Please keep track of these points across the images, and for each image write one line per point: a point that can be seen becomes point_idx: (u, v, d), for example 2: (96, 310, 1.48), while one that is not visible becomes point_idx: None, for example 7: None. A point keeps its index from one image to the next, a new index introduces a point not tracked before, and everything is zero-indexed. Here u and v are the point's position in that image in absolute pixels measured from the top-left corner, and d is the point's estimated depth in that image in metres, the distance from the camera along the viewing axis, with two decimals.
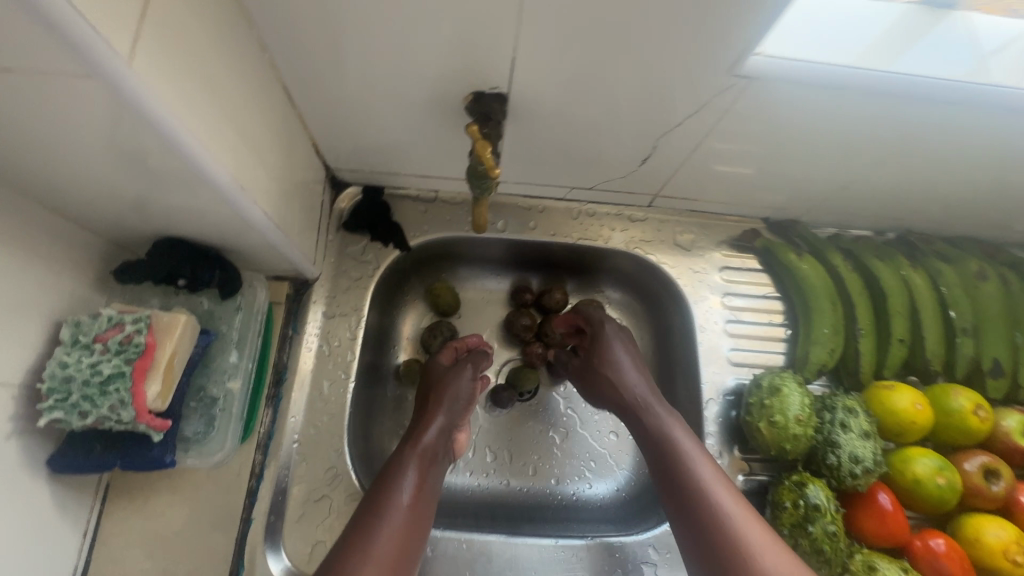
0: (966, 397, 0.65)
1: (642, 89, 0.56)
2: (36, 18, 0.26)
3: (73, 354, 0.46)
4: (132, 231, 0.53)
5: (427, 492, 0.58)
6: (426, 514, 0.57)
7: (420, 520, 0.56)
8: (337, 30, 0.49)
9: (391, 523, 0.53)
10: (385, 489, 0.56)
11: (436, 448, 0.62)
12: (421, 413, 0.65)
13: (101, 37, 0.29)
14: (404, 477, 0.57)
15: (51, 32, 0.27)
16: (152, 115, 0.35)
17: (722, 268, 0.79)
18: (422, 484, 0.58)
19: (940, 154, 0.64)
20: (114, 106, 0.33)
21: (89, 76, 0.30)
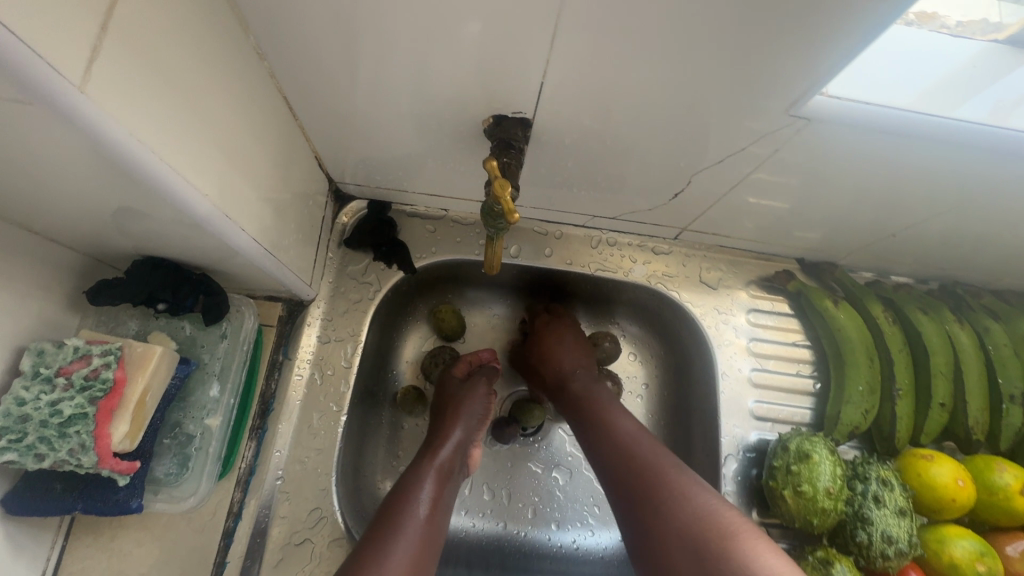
0: (1013, 474, 0.59)
1: (682, 119, 0.50)
2: None
3: (32, 388, 0.41)
4: (110, 248, 0.48)
5: (444, 510, 0.53)
6: (440, 534, 0.52)
7: (436, 537, 0.50)
8: (345, 39, 0.44)
9: (409, 534, 0.48)
10: (402, 501, 0.51)
11: (452, 464, 0.58)
12: (436, 430, 0.62)
13: (39, 59, 0.24)
14: (422, 489, 0.53)
15: None
16: (112, 143, 0.29)
17: (749, 310, 0.73)
18: (439, 499, 0.53)
19: (1004, 206, 0.58)
20: (66, 134, 0.28)
21: (29, 103, 0.25)
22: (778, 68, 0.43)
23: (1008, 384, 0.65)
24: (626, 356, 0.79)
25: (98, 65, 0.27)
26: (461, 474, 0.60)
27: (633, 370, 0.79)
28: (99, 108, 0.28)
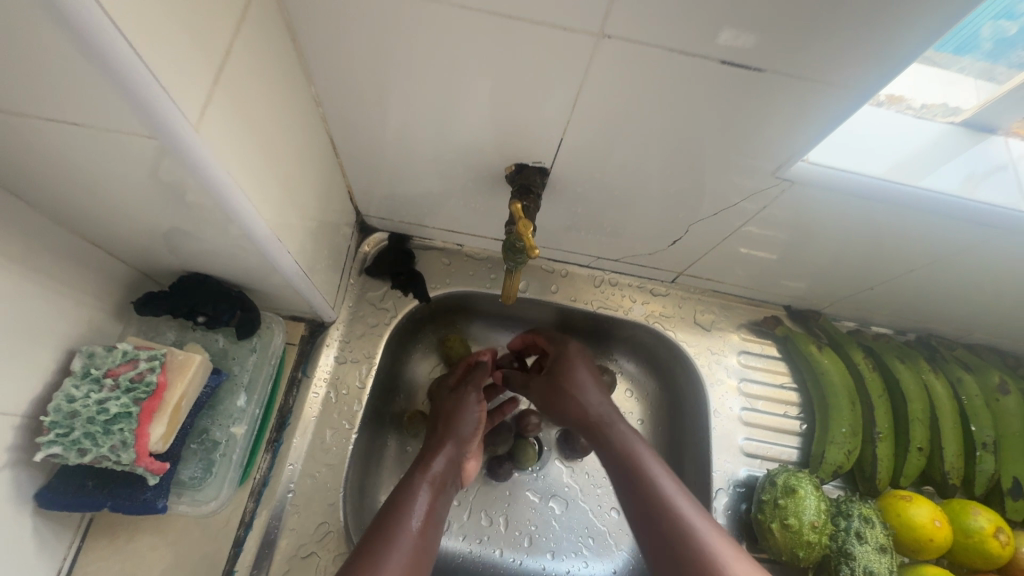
0: (986, 517, 0.62)
1: (680, 175, 0.57)
2: (116, 84, 0.27)
3: (81, 387, 0.44)
4: (161, 264, 0.53)
5: (437, 523, 0.56)
6: (432, 547, 0.54)
7: (428, 551, 0.53)
8: (390, 93, 0.51)
9: (401, 550, 0.50)
10: (395, 512, 0.54)
11: (444, 478, 0.60)
12: (430, 444, 0.64)
13: (173, 102, 0.30)
14: (412, 505, 0.55)
15: (127, 96, 0.28)
16: (209, 173, 0.35)
17: (740, 352, 0.78)
18: (430, 513, 0.56)
19: (969, 266, 0.64)
20: (173, 163, 0.34)
21: (154, 137, 0.31)
22: (764, 137, 0.50)
23: (981, 432, 0.70)
24: (623, 391, 0.83)
25: (209, 111, 0.33)
26: (455, 488, 0.63)
27: (630, 407, 0.82)
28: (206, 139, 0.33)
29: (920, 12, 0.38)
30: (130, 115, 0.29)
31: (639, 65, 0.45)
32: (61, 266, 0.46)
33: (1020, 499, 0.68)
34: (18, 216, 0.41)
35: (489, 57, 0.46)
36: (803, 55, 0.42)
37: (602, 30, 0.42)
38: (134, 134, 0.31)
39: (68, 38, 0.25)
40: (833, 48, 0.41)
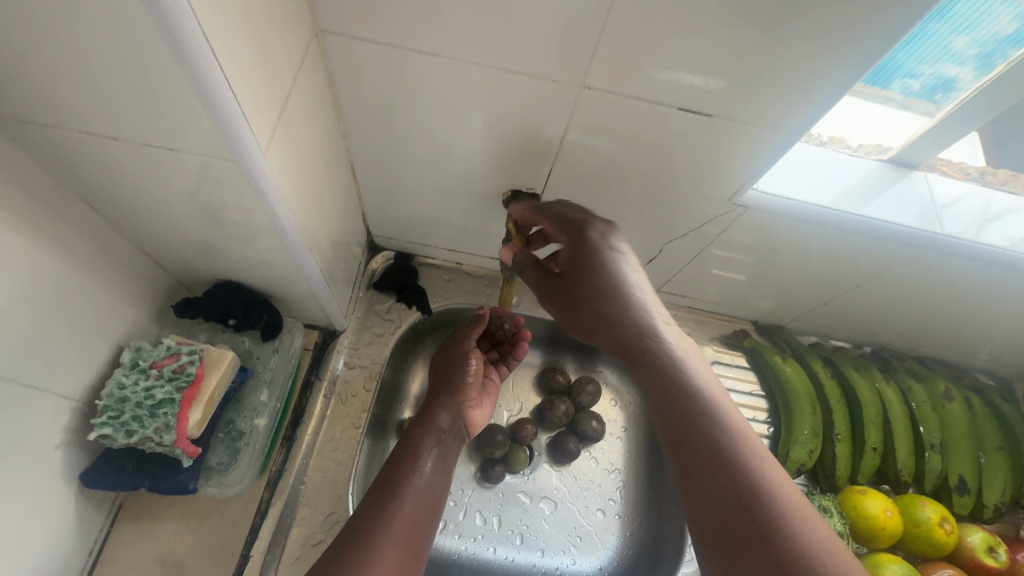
0: (932, 509, 0.69)
1: (653, 201, 0.66)
2: (219, 123, 0.37)
3: (131, 376, 0.51)
4: (198, 273, 0.60)
5: (443, 470, 0.63)
6: (440, 491, 0.61)
7: (435, 496, 0.60)
8: (405, 128, 0.60)
9: (411, 498, 0.57)
10: (397, 468, 0.60)
11: (444, 431, 0.66)
12: (432, 400, 0.71)
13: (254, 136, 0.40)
14: (414, 459, 0.61)
15: (223, 132, 0.38)
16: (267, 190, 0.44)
17: (714, 361, 0.85)
18: (436, 464, 0.62)
19: (907, 283, 0.74)
20: (240, 180, 0.43)
21: (235, 160, 0.40)
22: (720, 169, 0.60)
23: (929, 434, 0.77)
24: (608, 400, 0.91)
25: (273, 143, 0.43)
26: (459, 438, 0.69)
27: (614, 415, 0.90)
28: (266, 165, 0.42)
29: (832, 74, 0.48)
30: (219, 141, 0.38)
31: (614, 109, 0.54)
32: (117, 270, 0.53)
33: (965, 495, 0.75)
34: (90, 226, 0.49)
35: (491, 101, 0.55)
36: (745, 104, 0.52)
37: (584, 82, 0.52)
38: (219, 157, 0.40)
39: (189, 87, 0.34)
40: (767, 99, 0.51)
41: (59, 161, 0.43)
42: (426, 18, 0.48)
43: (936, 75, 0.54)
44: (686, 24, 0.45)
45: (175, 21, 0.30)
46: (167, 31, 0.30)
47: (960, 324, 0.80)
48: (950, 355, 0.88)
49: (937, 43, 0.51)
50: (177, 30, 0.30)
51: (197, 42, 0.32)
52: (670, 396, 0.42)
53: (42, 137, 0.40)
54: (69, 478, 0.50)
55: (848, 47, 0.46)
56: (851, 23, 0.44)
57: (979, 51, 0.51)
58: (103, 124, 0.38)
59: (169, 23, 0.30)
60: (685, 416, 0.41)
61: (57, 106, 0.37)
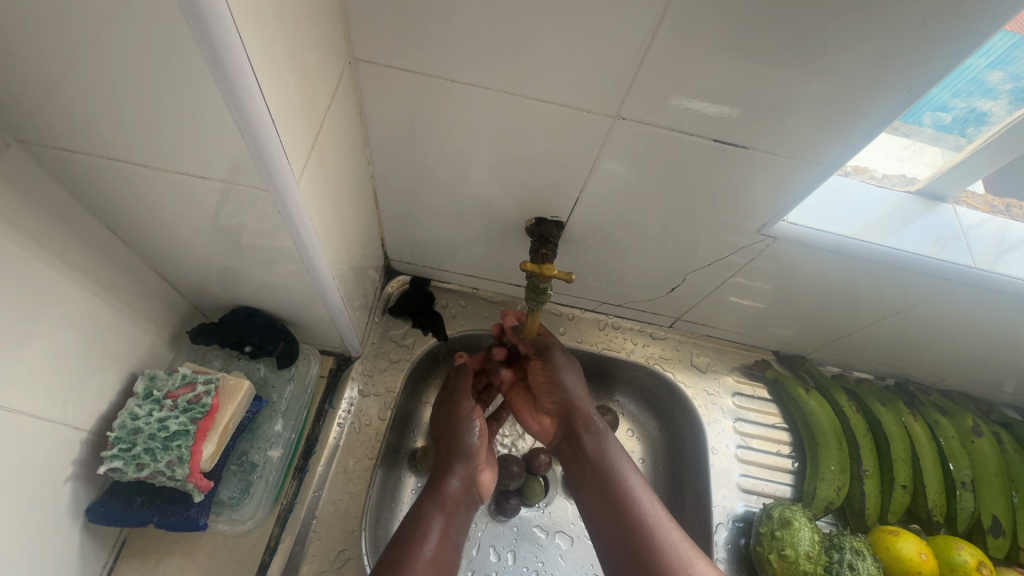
0: (969, 553, 0.67)
1: (678, 231, 0.65)
2: (256, 152, 0.36)
3: (144, 407, 0.49)
4: (217, 300, 0.59)
5: (453, 545, 0.57)
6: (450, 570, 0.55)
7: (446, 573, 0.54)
8: (430, 154, 0.60)
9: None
10: (409, 535, 0.55)
11: (458, 498, 0.62)
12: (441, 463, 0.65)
13: (289, 166, 0.39)
14: (427, 529, 0.56)
15: (260, 163, 0.37)
16: (295, 218, 0.43)
17: (733, 393, 0.84)
18: (444, 535, 0.56)
19: (938, 316, 0.72)
20: (269, 207, 0.42)
21: (267, 190, 0.40)
22: (749, 199, 0.59)
23: (959, 471, 0.75)
24: (625, 431, 0.87)
25: (306, 172, 0.43)
26: (472, 506, 0.64)
27: (631, 446, 0.86)
28: (297, 195, 0.42)
29: (870, 109, 0.47)
30: (253, 169, 0.38)
31: (645, 140, 0.54)
32: (135, 296, 0.52)
33: (1000, 537, 0.73)
34: (112, 252, 0.48)
35: (522, 130, 0.55)
36: (779, 138, 0.51)
37: (616, 114, 0.51)
38: (253, 187, 0.40)
39: (229, 116, 0.33)
40: (802, 134, 0.50)
41: (85, 187, 0.42)
42: (462, 48, 0.47)
43: (969, 109, 0.54)
44: (726, 59, 0.45)
45: (222, 56, 0.30)
46: (213, 65, 0.30)
47: (986, 359, 0.79)
48: (976, 390, 0.86)
49: (970, 78, 0.51)
50: (222, 61, 0.30)
51: (243, 72, 0.31)
52: (601, 488, 0.59)
53: (71, 164, 0.39)
54: (75, 513, 0.48)
55: (889, 83, 0.45)
56: (892, 61, 0.43)
57: (1015, 86, 0.51)
58: (134, 150, 0.38)
59: (217, 57, 0.30)
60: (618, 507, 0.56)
61: (89, 132, 0.36)
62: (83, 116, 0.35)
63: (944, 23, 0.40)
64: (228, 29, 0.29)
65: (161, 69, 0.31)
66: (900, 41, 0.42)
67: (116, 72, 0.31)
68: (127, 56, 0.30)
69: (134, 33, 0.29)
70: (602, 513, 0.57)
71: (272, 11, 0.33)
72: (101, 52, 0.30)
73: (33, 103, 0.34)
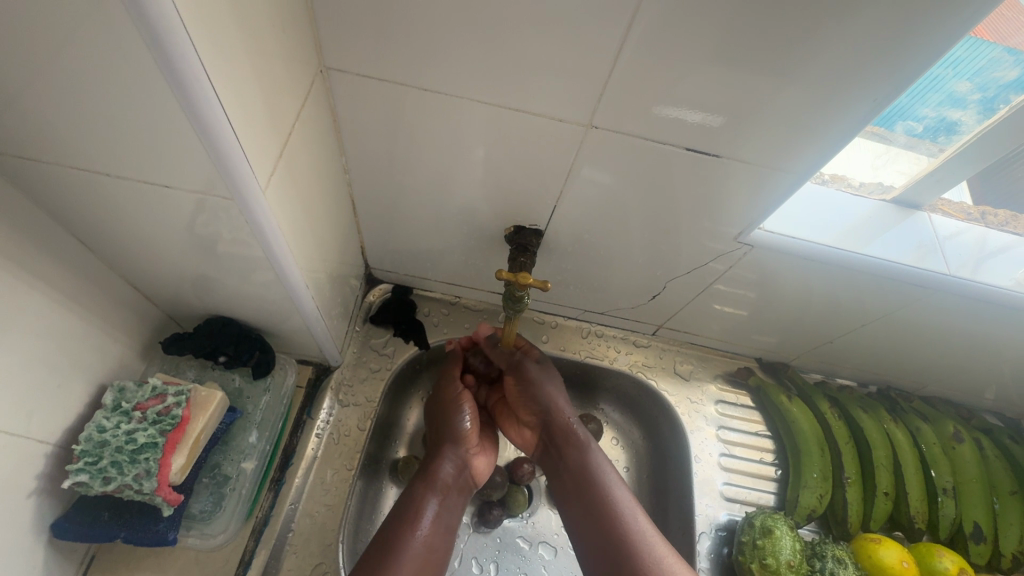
0: (950, 560, 0.67)
1: (657, 239, 0.66)
2: (219, 162, 0.36)
3: (112, 419, 0.48)
4: (191, 309, 0.58)
5: (445, 530, 0.58)
6: (441, 554, 0.56)
7: (435, 555, 0.55)
8: (407, 162, 0.60)
9: (409, 564, 0.52)
10: (399, 521, 0.56)
11: (450, 483, 0.62)
12: (432, 450, 0.65)
13: (255, 176, 0.39)
14: (418, 516, 0.56)
15: (224, 174, 0.37)
16: (263, 228, 0.43)
17: (717, 401, 0.84)
18: (435, 520, 0.57)
19: (917, 323, 0.72)
20: (238, 217, 0.42)
21: (232, 200, 0.39)
22: (726, 207, 0.59)
23: (941, 478, 0.75)
24: (609, 439, 0.86)
25: (274, 181, 0.42)
26: (464, 491, 0.64)
27: (615, 454, 0.85)
28: (265, 204, 0.41)
29: (839, 119, 0.48)
30: (217, 178, 0.37)
31: (621, 149, 0.54)
32: (105, 306, 0.51)
33: (981, 543, 0.73)
34: (79, 261, 0.47)
35: (498, 138, 0.55)
36: (751, 146, 0.52)
37: (590, 123, 0.52)
38: (219, 196, 0.39)
39: (191, 128, 0.33)
40: (774, 143, 0.51)
41: (48, 196, 0.41)
42: (436, 56, 0.47)
43: (939, 119, 0.55)
44: (699, 66, 0.45)
45: (179, 68, 0.29)
46: (169, 75, 0.30)
47: (965, 365, 0.80)
48: (957, 396, 0.87)
49: (940, 88, 0.52)
50: (178, 68, 0.29)
51: (199, 79, 0.31)
52: (589, 508, 0.57)
53: (34, 173, 0.39)
54: (39, 530, 0.47)
55: (857, 93, 0.46)
56: (858, 73, 0.44)
57: (982, 95, 0.52)
58: (97, 159, 0.37)
59: (174, 68, 0.29)
60: (608, 526, 0.54)
61: (51, 142, 0.36)
62: (43, 125, 0.34)
63: (908, 34, 0.41)
64: (180, 35, 0.28)
65: (118, 76, 0.30)
66: (865, 53, 0.43)
67: (75, 81, 0.31)
68: (82, 63, 0.30)
69: (91, 41, 0.28)
70: (591, 532, 0.55)
71: (233, 21, 0.33)
72: (57, 60, 0.30)
73: None
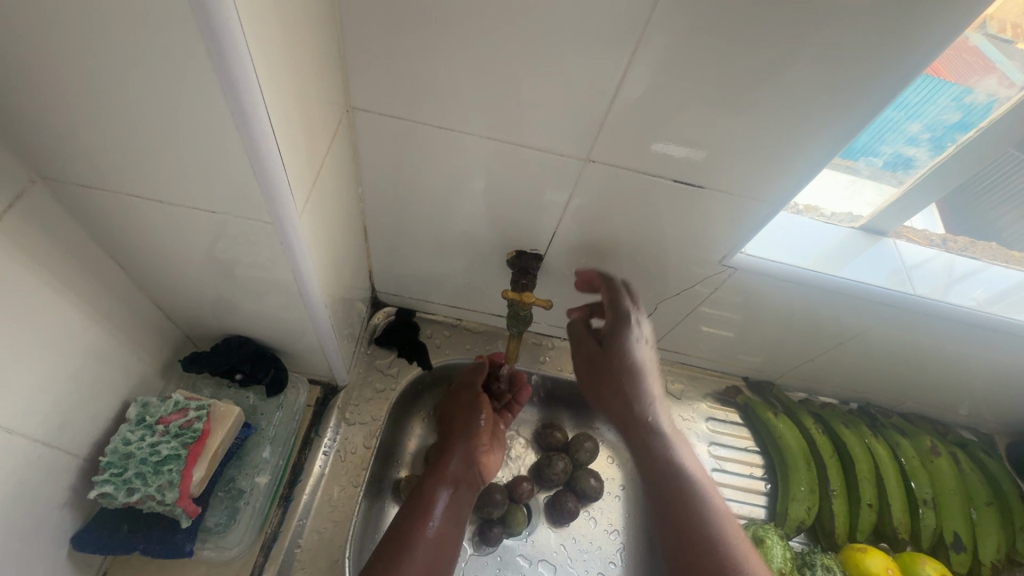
0: (931, 567, 0.70)
1: (648, 264, 0.71)
2: (268, 192, 0.40)
3: (136, 432, 0.50)
4: (210, 329, 0.61)
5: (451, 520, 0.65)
6: (451, 538, 0.65)
7: (444, 539, 0.65)
8: (418, 192, 0.64)
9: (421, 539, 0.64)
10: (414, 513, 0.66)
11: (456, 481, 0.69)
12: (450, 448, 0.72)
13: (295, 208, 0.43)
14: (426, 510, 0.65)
15: (268, 202, 0.41)
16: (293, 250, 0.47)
17: (707, 418, 0.88)
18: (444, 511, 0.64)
19: (890, 340, 0.77)
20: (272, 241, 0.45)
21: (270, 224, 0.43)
22: (710, 233, 0.64)
23: (921, 490, 0.79)
24: (606, 458, 0.90)
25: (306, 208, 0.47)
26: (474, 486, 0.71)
27: (611, 472, 0.89)
28: (298, 229, 0.45)
29: (809, 151, 0.54)
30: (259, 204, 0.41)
31: (614, 181, 0.60)
32: (132, 325, 0.54)
33: (962, 552, 0.76)
34: (114, 281, 0.50)
35: (503, 170, 0.60)
36: (733, 178, 0.57)
37: (588, 156, 0.57)
38: (255, 221, 0.43)
39: (248, 166, 0.37)
40: (754, 174, 0.57)
41: (96, 220, 0.45)
42: (450, 96, 0.53)
43: (896, 155, 0.62)
44: (685, 105, 0.51)
45: (246, 113, 0.34)
46: (238, 120, 0.34)
47: (938, 381, 0.84)
48: (934, 412, 0.92)
49: (893, 129, 0.58)
50: (247, 118, 0.34)
51: (263, 127, 0.35)
52: None
53: (87, 200, 0.42)
54: (60, 541, 0.49)
55: (823, 130, 0.52)
56: (824, 113, 0.50)
57: (932, 135, 0.59)
58: (146, 185, 0.41)
59: (242, 115, 0.34)
60: None
61: (108, 171, 0.39)
62: (106, 157, 0.38)
63: (865, 79, 0.47)
64: (253, 90, 0.33)
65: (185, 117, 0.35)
66: (828, 95, 0.49)
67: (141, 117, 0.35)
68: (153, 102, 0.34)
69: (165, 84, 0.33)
70: None
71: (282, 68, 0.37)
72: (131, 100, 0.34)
73: (60, 144, 0.37)
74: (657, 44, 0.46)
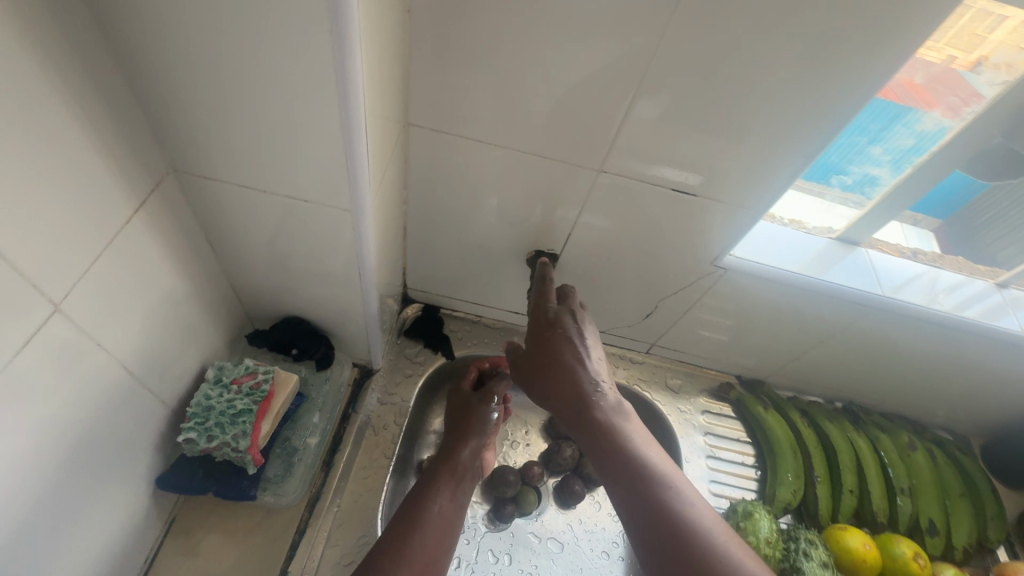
0: (906, 545, 0.78)
1: (650, 267, 0.80)
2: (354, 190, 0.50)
3: (215, 389, 0.60)
4: (272, 311, 0.71)
5: (457, 507, 0.67)
6: (454, 524, 0.65)
7: (450, 526, 0.64)
8: (453, 199, 0.75)
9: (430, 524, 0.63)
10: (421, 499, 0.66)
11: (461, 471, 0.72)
12: (455, 437, 0.77)
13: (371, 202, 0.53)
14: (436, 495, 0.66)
15: (349, 199, 0.51)
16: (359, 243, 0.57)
17: (704, 411, 0.96)
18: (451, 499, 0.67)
19: (867, 341, 0.86)
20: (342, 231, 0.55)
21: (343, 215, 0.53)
22: (704, 239, 0.74)
23: (898, 479, 0.87)
24: None
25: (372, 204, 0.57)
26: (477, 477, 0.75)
27: None
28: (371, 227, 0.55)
29: (786, 167, 0.64)
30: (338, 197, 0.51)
31: (623, 191, 0.70)
32: (213, 301, 0.64)
33: (936, 536, 0.83)
34: (204, 262, 0.60)
35: (528, 180, 0.70)
36: (723, 189, 0.67)
37: (601, 168, 0.67)
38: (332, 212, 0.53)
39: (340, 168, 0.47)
40: (741, 185, 0.67)
41: (201, 209, 0.55)
42: (487, 116, 0.64)
43: (863, 174, 0.73)
44: (684, 127, 0.62)
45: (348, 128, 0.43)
46: (345, 134, 0.44)
47: (914, 382, 0.93)
48: (913, 413, 1.00)
49: (858, 150, 0.70)
50: (350, 132, 0.44)
51: (360, 141, 0.45)
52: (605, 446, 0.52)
53: (200, 191, 0.53)
54: (149, 480, 0.57)
55: (798, 149, 0.62)
56: (798, 134, 0.60)
57: (892, 157, 0.70)
58: (250, 180, 0.51)
59: (346, 128, 0.44)
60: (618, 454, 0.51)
61: (223, 168, 0.50)
62: (225, 157, 0.49)
63: (831, 109, 0.58)
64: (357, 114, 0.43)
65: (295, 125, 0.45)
66: (801, 120, 0.59)
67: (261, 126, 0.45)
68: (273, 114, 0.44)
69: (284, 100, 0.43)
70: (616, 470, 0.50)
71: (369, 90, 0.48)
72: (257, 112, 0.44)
73: (192, 145, 0.48)
74: (659, 78, 0.57)
